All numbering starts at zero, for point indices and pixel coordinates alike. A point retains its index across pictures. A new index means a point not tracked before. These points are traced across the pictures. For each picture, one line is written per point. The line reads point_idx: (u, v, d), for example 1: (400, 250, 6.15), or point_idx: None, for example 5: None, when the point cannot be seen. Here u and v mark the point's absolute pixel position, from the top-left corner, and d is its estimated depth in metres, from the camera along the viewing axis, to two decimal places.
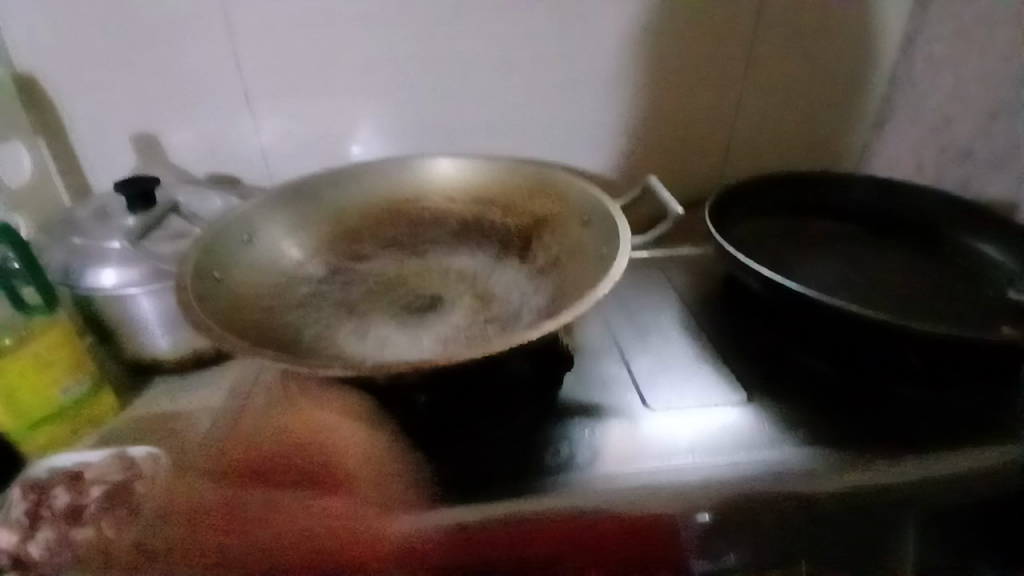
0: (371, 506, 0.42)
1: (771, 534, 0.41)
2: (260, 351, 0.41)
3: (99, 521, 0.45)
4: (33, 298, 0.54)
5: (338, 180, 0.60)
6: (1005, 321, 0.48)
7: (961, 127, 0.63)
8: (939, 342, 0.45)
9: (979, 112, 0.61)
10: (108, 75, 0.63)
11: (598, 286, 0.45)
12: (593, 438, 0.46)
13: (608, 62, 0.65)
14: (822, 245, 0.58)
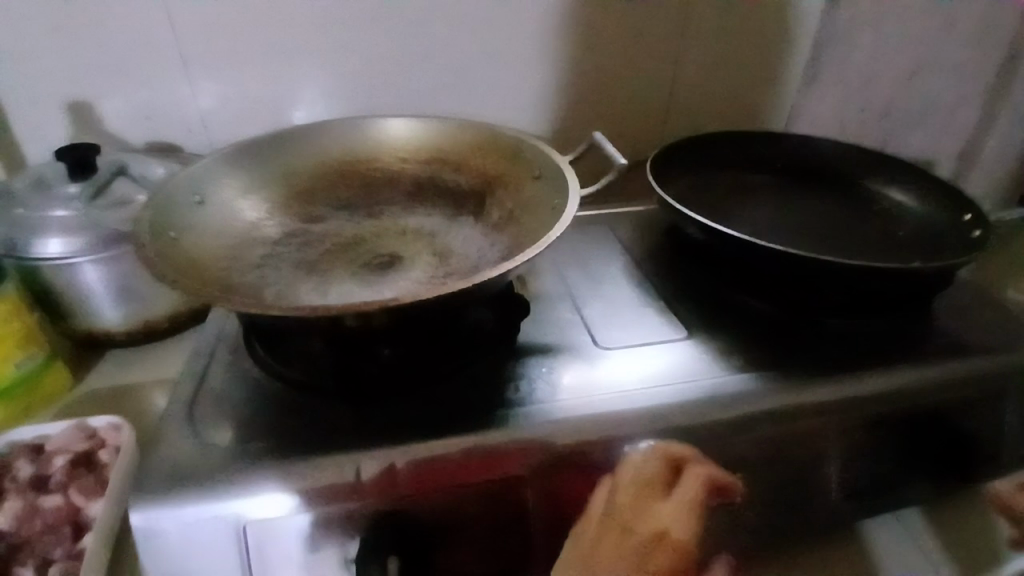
0: (334, 448, 0.41)
1: (708, 462, 0.44)
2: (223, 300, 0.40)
3: (63, 491, 0.48)
4: None
5: (288, 140, 0.59)
6: (916, 257, 0.52)
7: None
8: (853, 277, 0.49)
9: None
10: (35, 39, 0.61)
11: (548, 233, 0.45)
12: (551, 378, 0.47)
13: (547, 17, 0.68)
14: (758, 193, 0.61)
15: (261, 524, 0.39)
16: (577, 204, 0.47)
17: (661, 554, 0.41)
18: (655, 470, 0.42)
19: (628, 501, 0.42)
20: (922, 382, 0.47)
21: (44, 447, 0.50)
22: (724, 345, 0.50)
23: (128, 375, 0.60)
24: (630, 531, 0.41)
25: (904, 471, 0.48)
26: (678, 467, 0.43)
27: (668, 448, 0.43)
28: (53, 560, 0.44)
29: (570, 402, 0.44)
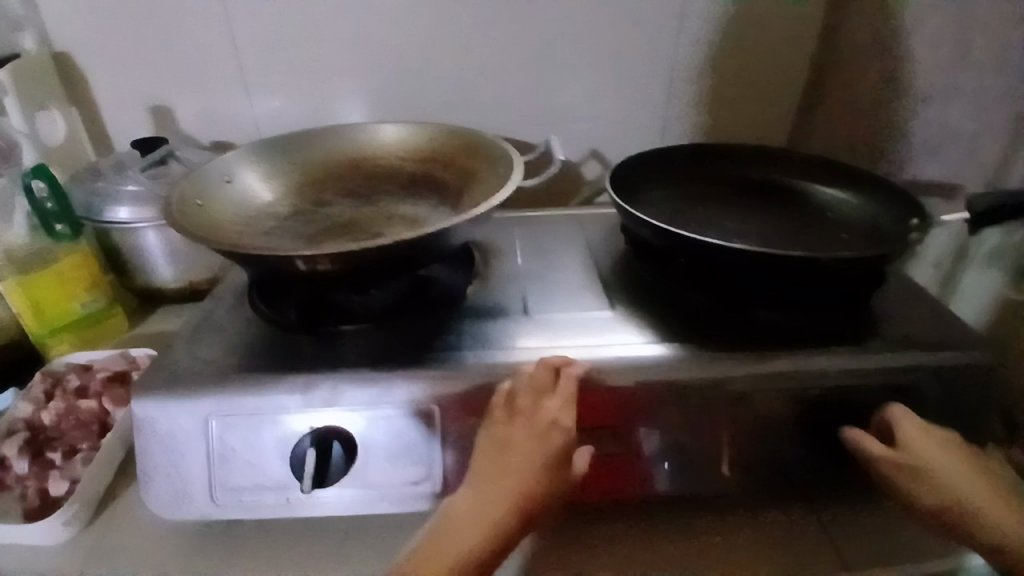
0: (288, 370, 0.50)
1: (607, 415, 0.49)
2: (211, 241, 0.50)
3: (98, 398, 0.60)
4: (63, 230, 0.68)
5: (306, 139, 0.70)
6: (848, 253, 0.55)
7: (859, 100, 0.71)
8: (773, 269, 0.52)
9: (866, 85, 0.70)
10: (129, 55, 0.78)
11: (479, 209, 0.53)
12: (483, 336, 0.54)
13: (547, 43, 0.78)
14: (718, 200, 0.65)
15: (222, 417, 0.48)
16: (511, 190, 0.56)
17: (553, 438, 0.47)
18: (541, 374, 0.48)
19: (522, 399, 0.47)
20: (828, 371, 0.50)
21: (89, 367, 0.64)
22: (654, 327, 0.55)
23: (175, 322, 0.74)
24: (525, 422, 0.47)
25: (807, 452, 0.50)
26: (563, 373, 0.49)
27: (552, 360, 0.49)
28: (79, 449, 0.57)
29: (491, 354, 0.51)
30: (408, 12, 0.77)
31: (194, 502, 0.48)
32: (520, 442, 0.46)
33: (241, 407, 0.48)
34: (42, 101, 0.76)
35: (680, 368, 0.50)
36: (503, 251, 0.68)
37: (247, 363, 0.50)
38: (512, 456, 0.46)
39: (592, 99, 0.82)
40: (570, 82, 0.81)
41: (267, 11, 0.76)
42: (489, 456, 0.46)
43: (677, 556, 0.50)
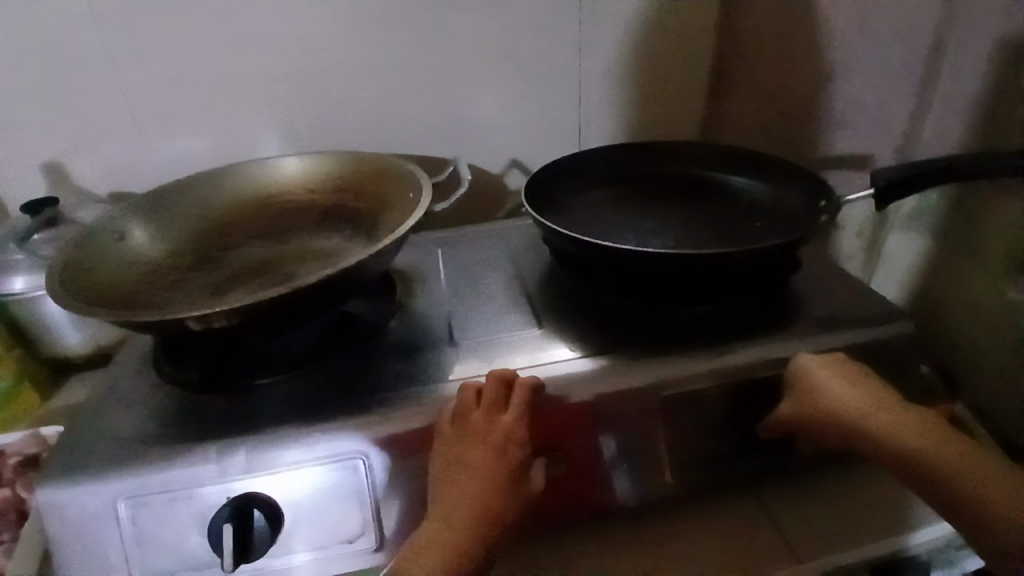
0: (203, 434, 0.47)
1: (542, 436, 0.48)
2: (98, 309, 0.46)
3: (13, 485, 0.58)
4: None
5: (209, 183, 0.67)
6: (764, 239, 0.55)
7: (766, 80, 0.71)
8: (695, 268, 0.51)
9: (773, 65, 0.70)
10: (10, 113, 0.73)
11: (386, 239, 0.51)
12: (409, 369, 0.52)
13: (452, 56, 0.77)
14: (638, 199, 0.64)
15: (133, 498, 0.44)
16: (419, 217, 0.54)
17: (510, 454, 0.45)
18: (491, 389, 0.46)
19: (474, 416, 0.45)
20: (755, 363, 0.50)
21: (0, 453, 0.60)
22: (580, 340, 0.54)
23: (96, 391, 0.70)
24: (480, 440, 0.44)
25: (741, 446, 0.50)
26: (514, 385, 0.47)
27: (505, 372, 0.47)
28: (2, 542, 0.55)
29: (415, 391, 0.49)
30: (304, 40, 0.74)
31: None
32: (477, 461, 0.44)
33: (153, 485, 0.44)
34: None
35: (613, 377, 0.49)
36: (426, 277, 0.66)
37: (156, 435, 0.47)
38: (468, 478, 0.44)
39: (505, 109, 0.81)
40: (481, 94, 0.79)
41: (155, 53, 0.72)
42: (447, 477, 0.44)
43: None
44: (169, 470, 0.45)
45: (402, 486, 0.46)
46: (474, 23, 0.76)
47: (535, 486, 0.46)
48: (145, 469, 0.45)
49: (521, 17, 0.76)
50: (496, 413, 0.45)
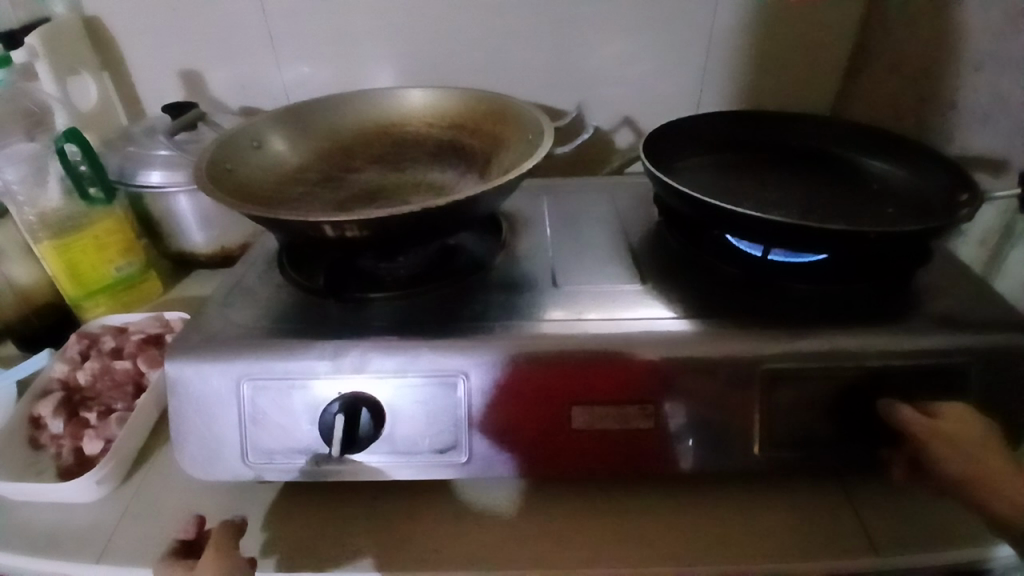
0: (319, 331, 0.50)
1: (635, 386, 0.49)
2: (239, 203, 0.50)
3: (134, 358, 0.60)
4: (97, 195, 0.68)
5: (337, 105, 0.69)
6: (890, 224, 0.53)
7: None
8: (814, 244, 0.50)
9: None
10: (159, 20, 0.78)
11: (506, 175, 0.52)
12: (512, 304, 0.54)
13: (578, 6, 0.76)
14: (759, 169, 0.63)
15: (254, 379, 0.48)
16: (538, 158, 0.54)
17: (567, 399, 0.49)
18: (545, 349, 0.48)
19: (528, 368, 0.48)
20: (861, 349, 0.49)
21: (126, 328, 0.64)
22: (683, 299, 0.54)
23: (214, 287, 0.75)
24: (537, 386, 0.48)
25: (835, 430, 0.49)
26: (579, 346, 0.49)
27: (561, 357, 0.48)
28: (113, 409, 0.58)
29: (517, 323, 0.51)
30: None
31: (226, 463, 0.49)
32: (537, 402, 0.49)
33: (273, 370, 0.48)
34: (71, 65, 0.76)
35: (713, 339, 0.49)
36: (531, 222, 0.67)
37: (276, 327, 0.51)
38: (529, 429, 0.49)
39: (625, 64, 0.79)
40: (602, 49, 0.79)
41: None
42: (515, 412, 0.49)
43: (682, 529, 0.50)
44: (288, 359, 0.48)
45: (493, 413, 0.49)
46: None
47: (601, 428, 0.49)
48: (263, 354, 0.48)
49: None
50: (552, 367, 0.48)
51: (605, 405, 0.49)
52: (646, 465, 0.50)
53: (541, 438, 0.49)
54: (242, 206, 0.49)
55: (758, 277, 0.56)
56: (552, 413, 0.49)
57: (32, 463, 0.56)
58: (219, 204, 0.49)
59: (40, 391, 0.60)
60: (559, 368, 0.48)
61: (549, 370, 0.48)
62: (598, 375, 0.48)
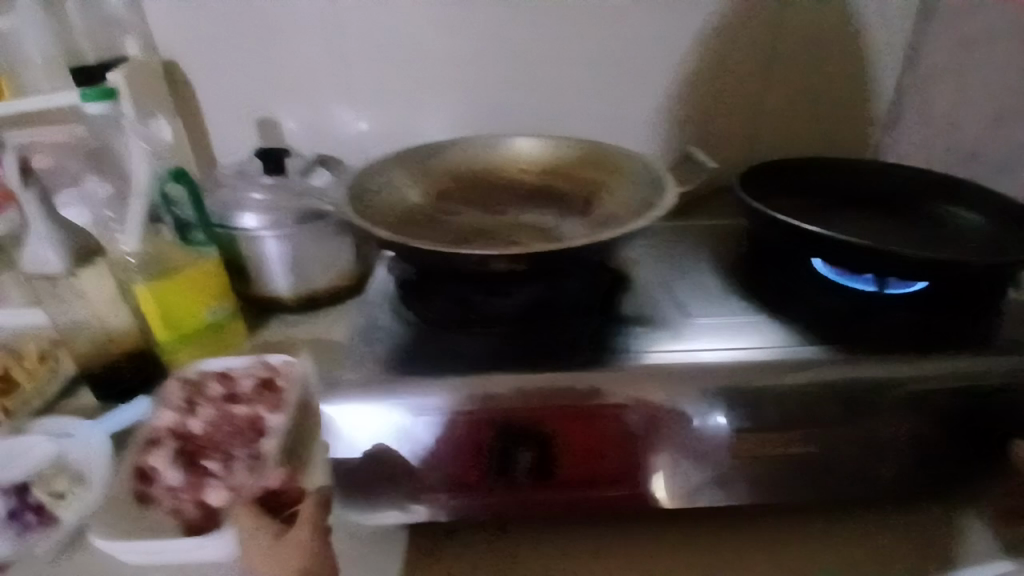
0: (476, 365, 0.52)
1: (785, 411, 0.50)
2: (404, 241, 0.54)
3: (254, 403, 0.59)
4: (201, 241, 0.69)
5: (434, 151, 0.71)
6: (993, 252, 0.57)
7: None
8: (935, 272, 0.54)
9: None
10: (241, 69, 0.80)
11: (649, 216, 0.54)
12: (647, 340, 0.55)
13: (650, 64, 0.81)
14: (842, 209, 0.67)
15: (422, 415, 0.50)
16: (673, 199, 0.57)
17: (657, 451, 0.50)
18: (701, 380, 0.50)
19: (683, 399, 0.50)
20: (928, 379, 0.50)
21: (230, 373, 0.63)
22: (804, 324, 0.57)
23: (296, 332, 0.75)
24: (641, 437, 0.50)
25: (948, 459, 0.51)
26: (733, 376, 0.50)
27: (717, 389, 0.50)
28: (234, 458, 0.55)
29: (661, 354, 0.53)
30: (504, 25, 0.78)
31: (394, 497, 0.51)
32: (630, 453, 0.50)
33: (438, 402, 0.50)
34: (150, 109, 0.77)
35: (853, 365, 0.51)
36: (634, 261, 0.69)
37: (428, 364, 0.53)
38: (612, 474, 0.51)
39: (679, 112, 0.84)
40: (669, 102, 0.83)
41: (381, 29, 0.78)
42: (603, 457, 0.50)
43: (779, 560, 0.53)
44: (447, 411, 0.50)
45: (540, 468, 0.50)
46: (661, 28, 0.80)
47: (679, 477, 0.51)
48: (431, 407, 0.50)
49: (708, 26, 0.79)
50: (707, 396, 0.49)
51: (773, 434, 0.50)
52: (668, 509, 0.53)
53: (701, 467, 0.50)
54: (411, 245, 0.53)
55: (867, 309, 0.58)
56: (718, 442, 0.50)
57: (145, 521, 0.53)
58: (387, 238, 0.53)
59: (147, 439, 0.57)
60: (713, 395, 0.50)
61: (703, 397, 0.49)
62: (755, 403, 0.50)
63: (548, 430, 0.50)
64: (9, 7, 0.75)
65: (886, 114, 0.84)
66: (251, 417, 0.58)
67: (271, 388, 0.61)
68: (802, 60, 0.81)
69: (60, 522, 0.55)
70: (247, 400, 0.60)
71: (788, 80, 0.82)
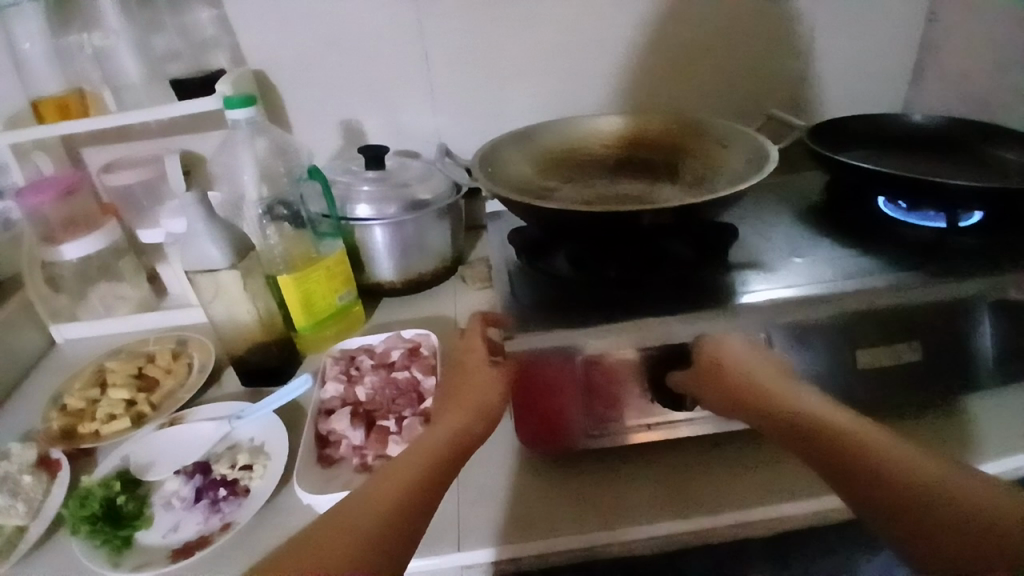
0: (621, 310, 0.60)
1: (890, 321, 0.58)
2: (544, 204, 0.61)
3: (409, 368, 0.67)
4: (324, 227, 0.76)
5: (530, 135, 0.79)
6: None
7: (976, 81, 0.85)
8: (998, 198, 0.62)
9: (990, 68, 0.83)
10: (325, 74, 0.86)
11: (762, 168, 0.62)
12: (755, 278, 0.63)
13: (696, 43, 0.89)
14: (889, 160, 0.78)
15: (589, 355, 0.57)
16: (774, 151, 0.65)
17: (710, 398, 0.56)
18: (819, 298, 0.58)
19: (806, 320, 0.57)
20: (965, 294, 0.59)
21: (375, 349, 0.70)
22: (889, 252, 0.66)
23: (404, 314, 0.81)
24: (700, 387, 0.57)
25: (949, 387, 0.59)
26: (843, 295, 0.58)
27: (836, 308, 0.58)
28: (405, 416, 0.62)
29: (771, 286, 0.62)
30: (566, 17, 0.85)
31: (570, 436, 0.57)
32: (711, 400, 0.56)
33: (601, 344, 0.57)
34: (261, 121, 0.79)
35: (941, 279, 0.60)
36: (733, 219, 0.77)
37: (573, 313, 0.61)
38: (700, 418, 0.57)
39: (722, 88, 0.92)
40: (714, 77, 0.92)
41: (455, 27, 0.84)
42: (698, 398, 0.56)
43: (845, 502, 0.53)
44: (583, 384, 0.57)
45: (612, 406, 0.57)
46: (705, 8, 0.87)
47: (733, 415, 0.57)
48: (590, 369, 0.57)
49: (748, 5, 0.87)
50: (825, 316, 0.57)
51: (883, 342, 0.58)
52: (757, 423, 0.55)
53: (830, 376, 0.57)
54: (552, 207, 0.60)
55: (945, 240, 0.66)
56: (840, 354, 0.57)
57: (333, 477, 0.57)
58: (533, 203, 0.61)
59: (320, 407, 0.64)
60: (832, 312, 0.57)
61: (823, 317, 0.57)
62: (863, 319, 0.58)
63: (617, 384, 0.57)
64: (106, 28, 0.81)
65: (907, 74, 0.94)
66: (408, 381, 0.65)
67: (418, 356, 0.69)
68: (831, 34, 0.90)
69: (251, 492, 0.58)
70: (400, 367, 0.67)
71: (819, 52, 0.91)
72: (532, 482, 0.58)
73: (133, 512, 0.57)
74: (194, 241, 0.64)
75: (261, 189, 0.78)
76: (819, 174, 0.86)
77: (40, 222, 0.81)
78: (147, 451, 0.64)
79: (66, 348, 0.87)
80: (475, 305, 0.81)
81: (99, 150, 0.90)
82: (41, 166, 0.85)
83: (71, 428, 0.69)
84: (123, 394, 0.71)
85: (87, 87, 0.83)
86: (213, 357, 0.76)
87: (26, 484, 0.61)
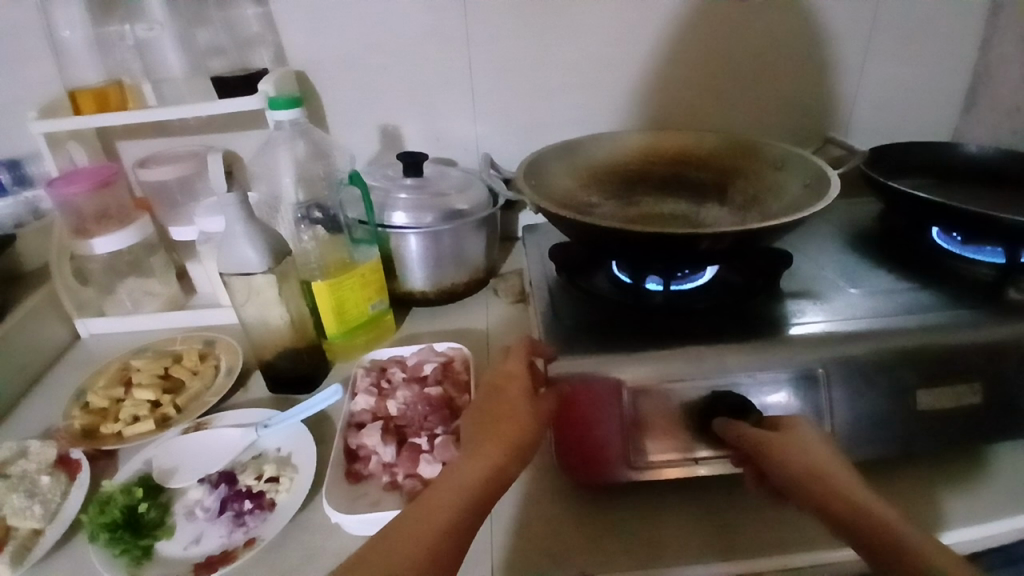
0: (667, 337, 0.58)
1: (951, 362, 0.55)
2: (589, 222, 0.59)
3: (442, 384, 0.65)
4: (360, 235, 0.74)
5: (572, 149, 0.77)
6: None
7: None
8: None
9: None
10: (366, 77, 0.85)
11: (826, 192, 0.60)
12: (806, 308, 0.61)
13: (746, 60, 0.87)
14: (944, 192, 0.75)
15: (633, 384, 0.54)
16: (836, 176, 0.63)
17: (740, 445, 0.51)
18: (878, 333, 0.56)
19: (865, 356, 0.55)
20: None
21: (407, 361, 0.69)
22: (948, 287, 0.63)
23: (435, 325, 0.79)
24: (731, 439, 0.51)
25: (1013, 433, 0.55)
26: (904, 332, 0.55)
27: (897, 343, 0.55)
28: (438, 434, 0.59)
29: (824, 318, 0.59)
30: (612, 29, 0.83)
31: (611, 466, 0.55)
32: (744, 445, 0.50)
33: (647, 373, 0.54)
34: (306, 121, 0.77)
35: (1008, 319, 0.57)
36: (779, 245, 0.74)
37: (615, 337, 0.58)
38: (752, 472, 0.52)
39: (769, 107, 0.90)
40: (763, 96, 0.89)
41: (501, 34, 0.83)
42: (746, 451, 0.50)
43: None
44: (625, 414, 0.54)
45: (657, 437, 0.54)
46: (760, 24, 0.84)
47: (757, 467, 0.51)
48: (637, 397, 0.54)
49: (801, 22, 0.85)
50: (882, 353, 0.55)
51: (943, 383, 0.55)
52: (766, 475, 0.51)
53: (885, 416, 0.54)
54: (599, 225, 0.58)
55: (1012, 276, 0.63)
56: (894, 394, 0.54)
57: (362, 494, 0.55)
58: (580, 220, 0.59)
59: (349, 420, 0.62)
60: (890, 351, 0.55)
61: (879, 355, 0.55)
62: (923, 358, 0.55)
63: (664, 415, 0.54)
64: (149, 20, 0.80)
65: (961, 101, 0.91)
66: (440, 397, 0.63)
67: (452, 371, 0.67)
68: (885, 56, 0.87)
69: (277, 507, 0.56)
70: (432, 382, 0.65)
71: (871, 76, 0.89)
72: (569, 512, 0.56)
73: (154, 521, 0.55)
74: (230, 242, 0.62)
75: (298, 191, 0.77)
76: (868, 202, 0.83)
77: (72, 213, 0.80)
78: (172, 456, 0.63)
79: (92, 342, 0.86)
80: (507, 319, 0.79)
81: (134, 143, 0.89)
82: (75, 156, 0.83)
83: (93, 428, 0.68)
84: (149, 395, 0.69)
85: (126, 79, 0.83)
86: (241, 360, 0.75)
87: (46, 484, 0.59)
